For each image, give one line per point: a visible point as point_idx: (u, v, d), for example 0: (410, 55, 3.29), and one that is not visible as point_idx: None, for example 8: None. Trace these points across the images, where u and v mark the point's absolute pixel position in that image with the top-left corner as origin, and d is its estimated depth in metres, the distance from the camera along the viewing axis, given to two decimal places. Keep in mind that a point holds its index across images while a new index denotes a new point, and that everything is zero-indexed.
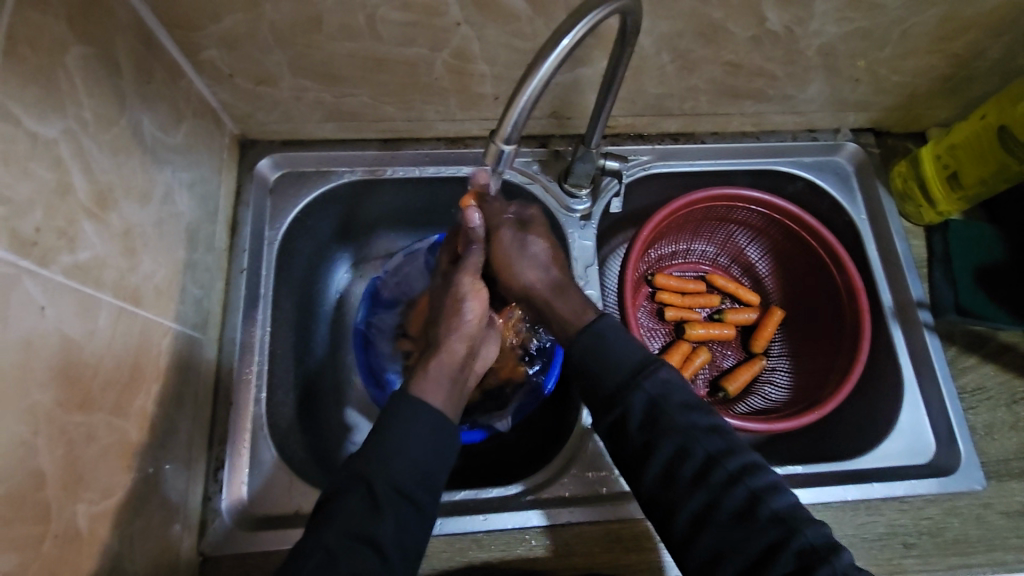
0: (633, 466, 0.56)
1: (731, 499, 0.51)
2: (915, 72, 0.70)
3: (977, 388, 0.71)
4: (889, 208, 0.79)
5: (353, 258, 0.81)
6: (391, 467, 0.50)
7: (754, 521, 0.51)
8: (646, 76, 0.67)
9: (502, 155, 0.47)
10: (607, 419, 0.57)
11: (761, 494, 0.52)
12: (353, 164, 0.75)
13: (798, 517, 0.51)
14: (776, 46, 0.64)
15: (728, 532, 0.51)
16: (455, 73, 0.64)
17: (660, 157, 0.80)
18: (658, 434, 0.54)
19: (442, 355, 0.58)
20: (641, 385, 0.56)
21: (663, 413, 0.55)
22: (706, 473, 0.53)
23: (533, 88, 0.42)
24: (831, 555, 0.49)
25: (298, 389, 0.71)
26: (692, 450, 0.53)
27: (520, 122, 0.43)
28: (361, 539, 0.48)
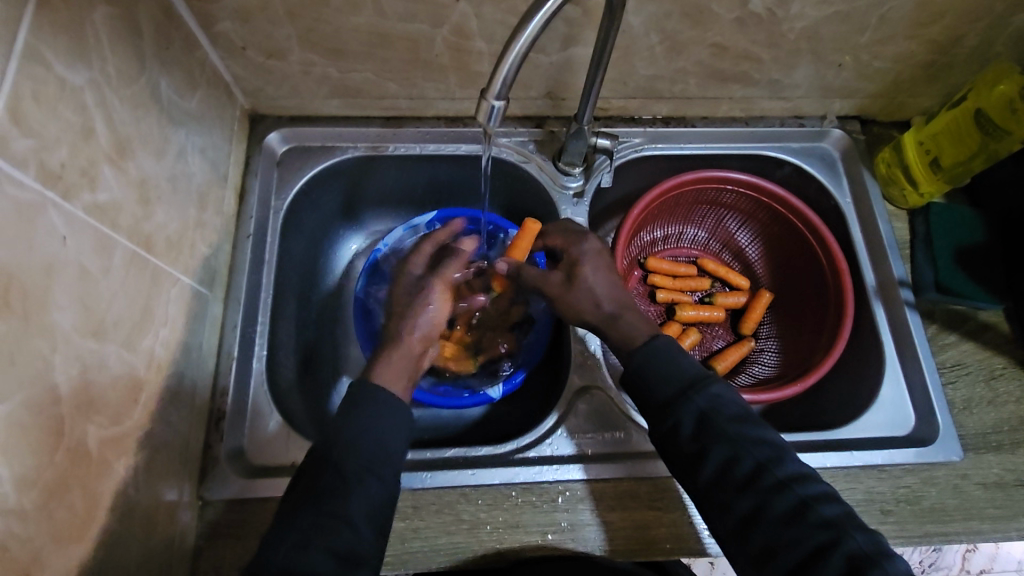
0: (684, 470, 0.57)
1: (783, 502, 0.53)
2: (895, 58, 0.73)
3: (956, 363, 0.73)
4: (872, 192, 0.82)
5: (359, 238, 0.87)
6: (357, 451, 0.53)
7: (803, 523, 0.52)
8: (636, 58, 0.71)
9: (492, 111, 0.50)
10: (660, 426, 0.58)
11: (810, 501, 0.53)
12: (357, 140, 0.79)
13: (846, 521, 0.52)
14: (760, 29, 0.67)
15: (780, 533, 0.52)
16: (455, 51, 0.68)
17: (652, 139, 0.83)
18: (711, 442, 0.55)
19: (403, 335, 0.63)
20: (694, 396, 0.58)
21: (716, 423, 0.56)
22: (758, 478, 0.54)
23: (519, 47, 0.45)
24: (883, 559, 0.50)
25: (298, 352, 0.75)
26: (744, 457, 0.55)
27: (508, 79, 0.47)
28: (330, 517, 0.50)
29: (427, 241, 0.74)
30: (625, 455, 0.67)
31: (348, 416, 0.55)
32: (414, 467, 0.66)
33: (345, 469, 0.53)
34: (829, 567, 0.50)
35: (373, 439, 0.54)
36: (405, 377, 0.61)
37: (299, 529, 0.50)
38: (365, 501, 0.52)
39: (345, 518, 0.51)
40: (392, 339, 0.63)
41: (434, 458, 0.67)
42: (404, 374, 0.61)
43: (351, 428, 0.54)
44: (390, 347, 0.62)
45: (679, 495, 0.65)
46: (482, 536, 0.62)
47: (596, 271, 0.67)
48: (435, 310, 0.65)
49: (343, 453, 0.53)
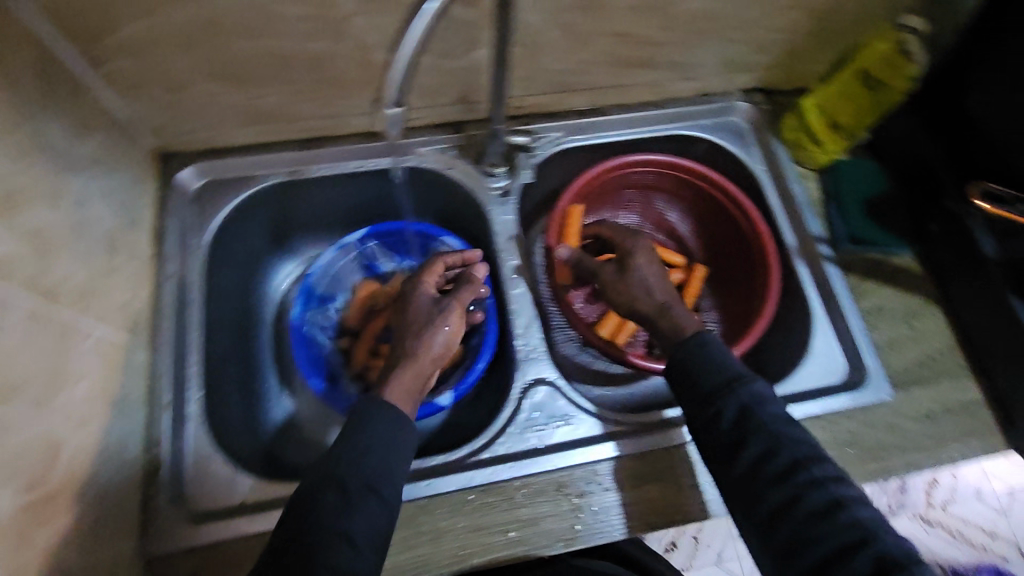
0: (724, 463, 0.58)
1: (818, 497, 0.54)
2: (785, 29, 0.77)
3: (877, 308, 0.77)
4: (781, 156, 0.86)
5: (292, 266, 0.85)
6: (364, 464, 0.54)
7: (834, 519, 0.53)
8: (542, 54, 0.72)
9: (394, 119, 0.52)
10: (698, 416, 0.60)
11: (847, 500, 0.54)
12: (275, 166, 0.77)
13: (879, 526, 0.53)
14: (655, 14, 0.70)
15: (811, 528, 0.53)
16: (361, 65, 0.68)
17: (571, 131, 0.85)
18: (750, 432, 0.57)
19: (421, 354, 0.64)
20: (739, 387, 0.60)
21: (759, 416, 0.58)
22: (792, 474, 0.55)
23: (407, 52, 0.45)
24: (910, 563, 0.50)
25: (238, 390, 0.73)
26: (781, 450, 0.56)
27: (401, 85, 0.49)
28: (336, 531, 0.51)
29: (439, 261, 0.74)
30: (577, 442, 0.67)
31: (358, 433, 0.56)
32: None
33: (354, 483, 0.53)
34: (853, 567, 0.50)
35: (376, 453, 0.55)
36: (411, 395, 0.62)
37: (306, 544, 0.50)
38: (364, 521, 0.52)
39: (349, 532, 0.51)
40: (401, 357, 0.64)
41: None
42: (412, 392, 0.62)
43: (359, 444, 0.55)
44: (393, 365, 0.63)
45: (633, 472, 0.66)
46: (445, 543, 0.62)
47: (651, 277, 0.72)
48: (446, 331, 0.66)
49: (353, 471, 0.54)
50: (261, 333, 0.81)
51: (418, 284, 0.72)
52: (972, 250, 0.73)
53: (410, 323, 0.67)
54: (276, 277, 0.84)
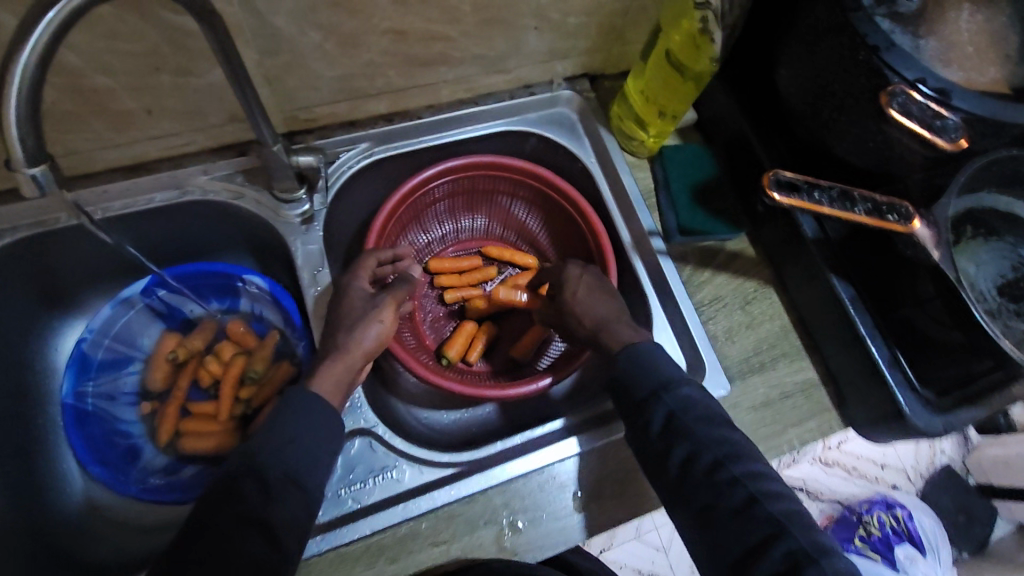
0: (653, 468, 0.58)
1: (733, 497, 0.53)
2: (587, 11, 0.71)
3: (713, 298, 0.75)
4: (612, 146, 0.81)
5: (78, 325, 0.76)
6: (286, 453, 0.52)
7: (751, 517, 0.52)
8: (309, 60, 0.63)
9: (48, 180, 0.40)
10: (632, 421, 0.59)
11: (761, 496, 0.53)
12: (12, 221, 0.65)
13: (792, 521, 0.51)
14: (427, 5, 0.61)
15: (732, 527, 0.52)
16: (73, 92, 0.56)
17: (380, 141, 0.76)
18: (676, 440, 0.56)
19: (349, 348, 0.58)
20: (663, 397, 0.58)
21: (686, 424, 0.57)
22: (714, 473, 0.55)
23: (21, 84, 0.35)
24: (820, 557, 0.49)
25: (3, 485, 0.63)
26: (704, 451, 0.55)
27: (30, 143, 0.37)
28: (252, 521, 0.49)
29: (373, 255, 0.66)
30: (399, 496, 0.61)
31: (285, 418, 0.54)
32: None
33: (281, 469, 0.52)
34: (769, 561, 0.50)
35: (296, 441, 0.53)
36: (341, 387, 0.58)
37: (220, 535, 0.48)
38: (288, 509, 0.51)
39: (266, 522, 0.49)
40: (331, 349, 0.58)
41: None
42: (345, 383, 0.58)
43: (285, 431, 0.53)
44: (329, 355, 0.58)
45: (463, 519, 0.60)
46: None
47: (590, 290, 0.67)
48: (379, 327, 0.60)
49: (276, 472, 0.51)
50: (46, 410, 0.71)
51: (353, 278, 0.64)
52: (797, 236, 0.71)
53: (341, 316, 0.61)
54: (62, 346, 0.74)
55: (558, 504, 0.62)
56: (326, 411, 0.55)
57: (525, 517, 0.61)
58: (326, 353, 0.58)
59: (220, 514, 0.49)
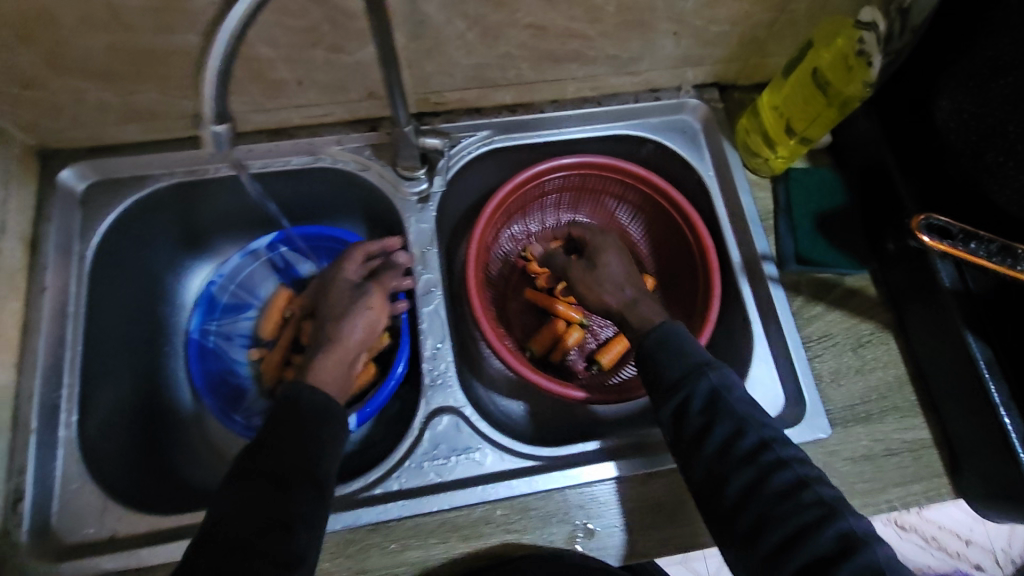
0: (684, 448, 0.56)
1: (779, 478, 0.52)
2: (733, 20, 0.68)
3: (823, 335, 0.71)
4: (734, 161, 0.78)
5: (206, 266, 0.81)
6: (285, 454, 0.53)
7: (798, 499, 0.51)
8: (450, 47, 0.64)
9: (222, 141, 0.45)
10: (669, 405, 0.58)
11: (808, 479, 0.52)
12: (171, 166, 0.72)
13: (840, 503, 0.51)
14: (573, 4, 0.61)
15: (777, 509, 0.51)
16: (240, 59, 0.61)
17: (500, 131, 0.78)
18: (716, 416, 0.55)
19: (337, 342, 0.64)
20: (706, 374, 0.58)
21: (727, 402, 0.56)
22: (758, 454, 0.53)
23: (220, 48, 0.39)
24: (873, 542, 0.49)
25: (132, 404, 0.68)
26: (749, 431, 0.54)
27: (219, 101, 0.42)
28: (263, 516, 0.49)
29: (358, 249, 0.71)
30: (479, 478, 0.62)
31: (296, 421, 0.55)
32: None
33: (290, 468, 0.52)
34: (818, 543, 0.49)
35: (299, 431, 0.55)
36: (339, 375, 0.63)
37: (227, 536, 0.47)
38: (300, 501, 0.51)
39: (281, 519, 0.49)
40: (324, 344, 0.64)
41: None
42: (337, 379, 0.62)
43: (292, 433, 0.54)
44: (326, 350, 0.63)
45: (537, 513, 0.61)
46: None
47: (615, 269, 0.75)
48: (366, 318, 0.66)
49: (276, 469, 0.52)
50: (170, 342, 0.76)
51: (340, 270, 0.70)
52: (930, 282, 0.66)
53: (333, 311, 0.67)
54: (190, 283, 0.80)
55: (635, 517, 0.61)
56: (318, 396, 0.57)
57: (599, 523, 0.61)
58: (321, 346, 0.64)
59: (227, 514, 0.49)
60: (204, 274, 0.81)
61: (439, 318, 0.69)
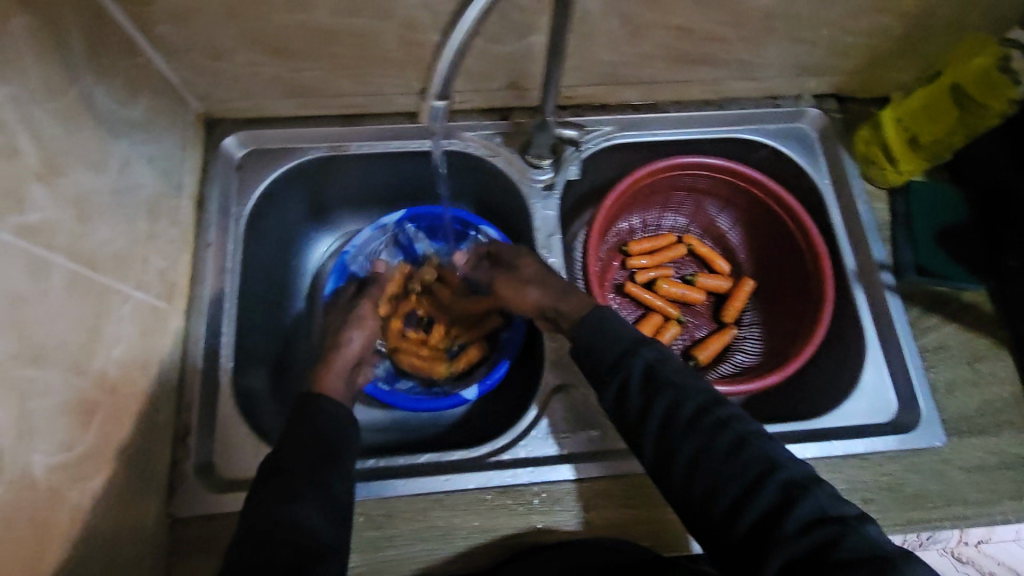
0: (633, 424, 0.58)
1: (720, 442, 0.54)
2: (871, 32, 0.70)
3: (938, 346, 0.72)
4: (852, 172, 0.80)
5: (330, 238, 0.85)
6: (301, 443, 0.57)
7: (735, 460, 0.53)
8: (597, 43, 0.68)
9: (435, 113, 0.48)
10: (607, 387, 0.59)
11: (749, 437, 0.54)
12: (317, 140, 0.76)
13: (779, 456, 0.53)
14: (725, 9, 0.64)
15: (727, 468, 0.53)
16: (407, 44, 0.64)
17: (623, 127, 0.80)
18: (655, 393, 0.57)
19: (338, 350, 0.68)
20: (640, 351, 0.59)
21: (663, 374, 0.58)
22: (698, 419, 0.55)
23: (465, 27, 0.42)
24: (814, 486, 0.51)
25: (270, 359, 0.74)
26: (687, 400, 0.56)
27: (447, 78, 0.45)
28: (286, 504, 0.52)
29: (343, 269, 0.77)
30: (601, 454, 0.66)
31: (297, 429, 0.58)
32: (383, 475, 0.65)
33: (307, 473, 0.54)
34: (763, 498, 0.51)
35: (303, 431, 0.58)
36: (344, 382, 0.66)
37: (248, 538, 0.49)
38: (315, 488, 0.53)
39: (289, 520, 0.50)
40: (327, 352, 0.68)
41: (380, 466, 0.66)
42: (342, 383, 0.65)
43: (304, 439, 0.57)
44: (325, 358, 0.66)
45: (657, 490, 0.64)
46: (456, 541, 0.61)
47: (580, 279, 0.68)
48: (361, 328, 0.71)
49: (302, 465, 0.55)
50: (293, 306, 0.80)
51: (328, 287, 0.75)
52: None
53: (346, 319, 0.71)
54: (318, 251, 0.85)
55: None
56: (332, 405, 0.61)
57: None
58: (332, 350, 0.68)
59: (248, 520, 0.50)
60: (328, 245, 0.85)
61: None
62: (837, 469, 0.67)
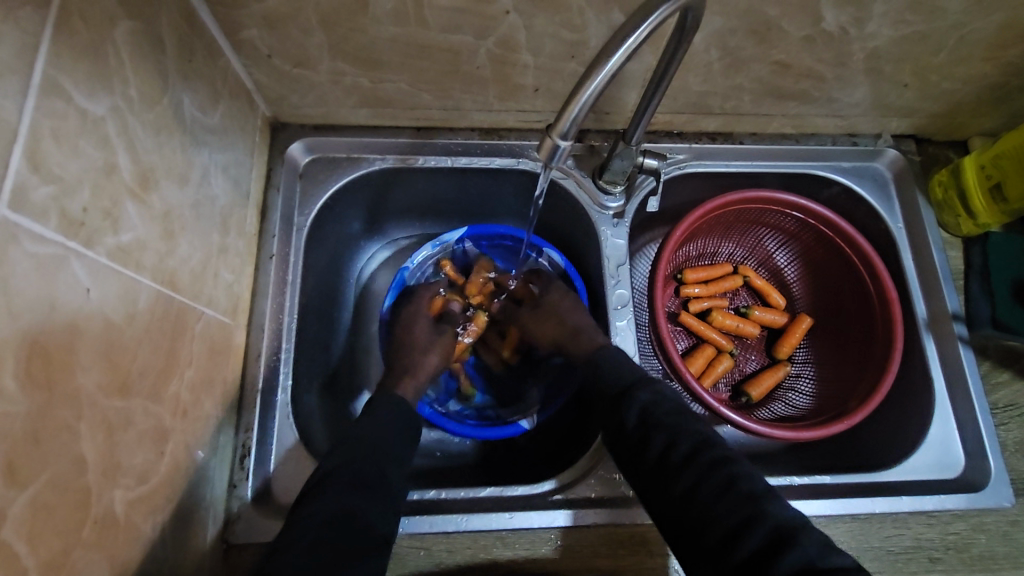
0: (631, 458, 0.57)
1: (711, 479, 0.52)
2: (966, 79, 0.69)
3: (1009, 404, 0.71)
4: (927, 218, 0.77)
5: (378, 247, 0.81)
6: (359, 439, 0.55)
7: (726, 499, 0.50)
8: (690, 74, 0.66)
9: (555, 150, 0.47)
10: (610, 421, 0.59)
11: (739, 477, 0.51)
12: (385, 151, 0.73)
13: (766, 495, 0.50)
14: (828, 47, 0.62)
15: (710, 506, 0.51)
16: (498, 63, 0.62)
17: (696, 156, 0.78)
18: (653, 429, 0.56)
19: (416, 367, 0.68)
20: (638, 392, 0.59)
21: (659, 415, 0.57)
22: (692, 459, 0.53)
23: (609, 68, 0.41)
24: (802, 531, 0.48)
25: (321, 378, 0.71)
26: (682, 439, 0.55)
27: (578, 118, 0.44)
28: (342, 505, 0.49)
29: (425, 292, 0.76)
30: None
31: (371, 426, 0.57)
32: (440, 508, 0.62)
33: (378, 467, 0.53)
34: (746, 541, 0.48)
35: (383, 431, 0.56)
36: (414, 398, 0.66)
37: (319, 520, 0.47)
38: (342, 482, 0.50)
39: (354, 511, 0.49)
40: (394, 367, 0.68)
41: (441, 499, 0.62)
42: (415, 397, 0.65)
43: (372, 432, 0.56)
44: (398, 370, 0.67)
45: None
46: None
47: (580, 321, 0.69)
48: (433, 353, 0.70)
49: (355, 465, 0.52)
50: (342, 317, 0.77)
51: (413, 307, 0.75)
52: None
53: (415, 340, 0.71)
54: (363, 261, 0.80)
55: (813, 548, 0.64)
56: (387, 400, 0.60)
57: None
58: (396, 374, 0.67)
59: (318, 506, 0.48)
60: (376, 254, 0.81)
61: (629, 335, 0.70)
62: (905, 526, 0.65)
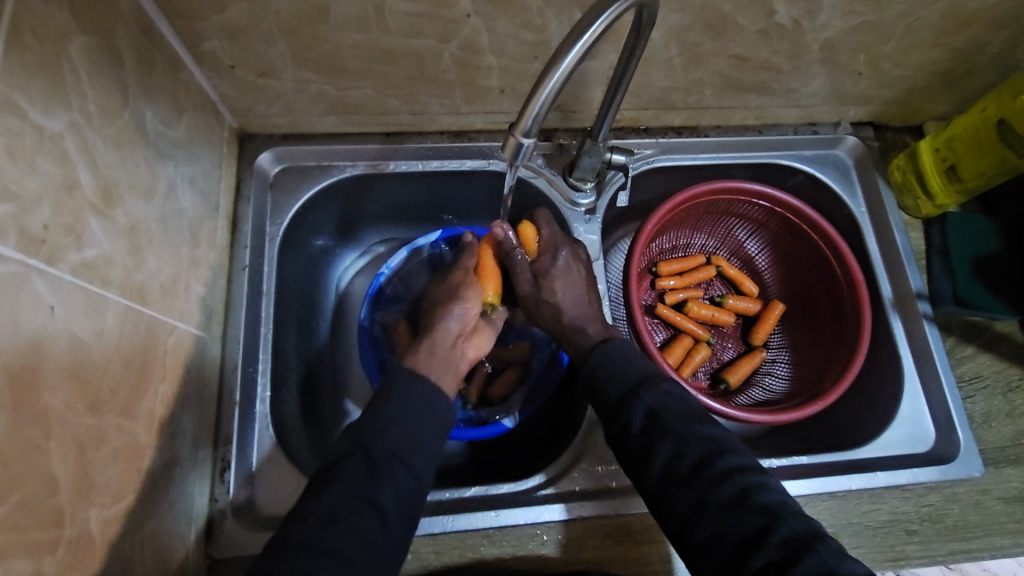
0: (635, 467, 0.56)
1: (723, 491, 0.52)
2: (918, 66, 0.71)
3: (974, 376, 0.73)
4: (887, 201, 0.80)
5: (353, 254, 0.81)
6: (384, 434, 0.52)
7: (742, 511, 0.51)
8: (653, 70, 0.67)
9: (520, 148, 0.48)
10: (611, 425, 0.58)
11: (749, 488, 0.52)
12: (355, 158, 0.73)
13: (781, 507, 0.51)
14: (783, 40, 0.64)
15: (723, 520, 0.51)
16: (462, 66, 0.63)
17: (663, 150, 0.79)
18: (658, 438, 0.55)
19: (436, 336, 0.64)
20: (640, 396, 0.58)
21: (663, 424, 0.56)
22: (701, 469, 0.53)
23: (566, 65, 0.42)
24: (817, 543, 0.48)
25: (301, 387, 0.71)
26: (687, 450, 0.54)
27: (539, 116, 0.44)
28: (362, 499, 0.49)
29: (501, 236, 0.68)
30: None
31: (393, 408, 0.54)
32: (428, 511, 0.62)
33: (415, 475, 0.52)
34: (763, 553, 0.48)
35: None
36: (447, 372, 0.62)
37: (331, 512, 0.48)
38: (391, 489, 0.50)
39: (376, 504, 0.49)
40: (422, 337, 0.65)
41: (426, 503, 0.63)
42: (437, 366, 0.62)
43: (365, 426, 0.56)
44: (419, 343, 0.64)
45: None
46: None
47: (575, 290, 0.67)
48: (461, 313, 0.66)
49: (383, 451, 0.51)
50: (319, 325, 0.77)
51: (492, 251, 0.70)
52: None
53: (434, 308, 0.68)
54: (339, 268, 0.80)
55: None
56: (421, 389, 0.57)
57: None
58: None
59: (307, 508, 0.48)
60: (353, 262, 0.81)
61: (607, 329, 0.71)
62: (881, 501, 0.67)
